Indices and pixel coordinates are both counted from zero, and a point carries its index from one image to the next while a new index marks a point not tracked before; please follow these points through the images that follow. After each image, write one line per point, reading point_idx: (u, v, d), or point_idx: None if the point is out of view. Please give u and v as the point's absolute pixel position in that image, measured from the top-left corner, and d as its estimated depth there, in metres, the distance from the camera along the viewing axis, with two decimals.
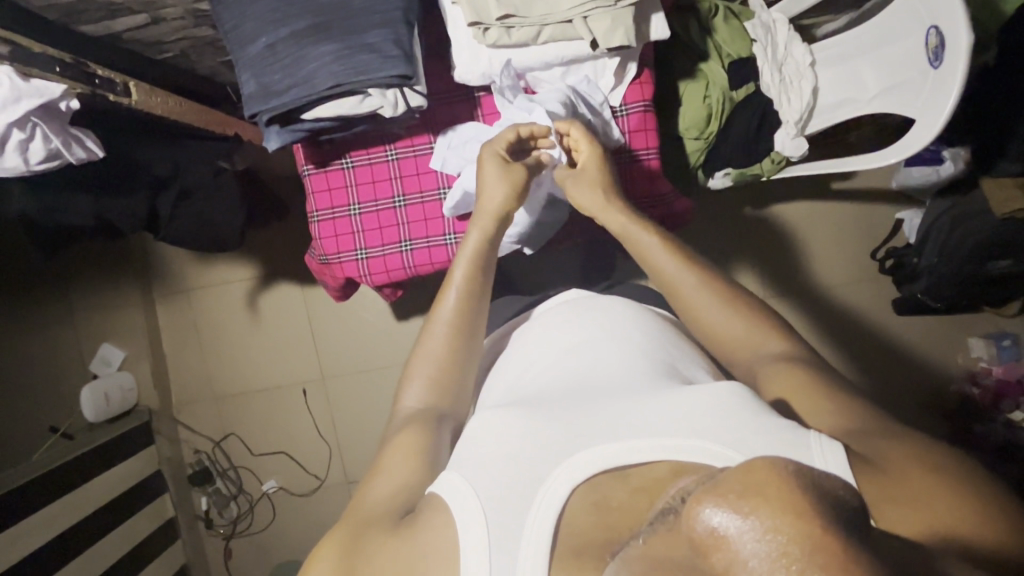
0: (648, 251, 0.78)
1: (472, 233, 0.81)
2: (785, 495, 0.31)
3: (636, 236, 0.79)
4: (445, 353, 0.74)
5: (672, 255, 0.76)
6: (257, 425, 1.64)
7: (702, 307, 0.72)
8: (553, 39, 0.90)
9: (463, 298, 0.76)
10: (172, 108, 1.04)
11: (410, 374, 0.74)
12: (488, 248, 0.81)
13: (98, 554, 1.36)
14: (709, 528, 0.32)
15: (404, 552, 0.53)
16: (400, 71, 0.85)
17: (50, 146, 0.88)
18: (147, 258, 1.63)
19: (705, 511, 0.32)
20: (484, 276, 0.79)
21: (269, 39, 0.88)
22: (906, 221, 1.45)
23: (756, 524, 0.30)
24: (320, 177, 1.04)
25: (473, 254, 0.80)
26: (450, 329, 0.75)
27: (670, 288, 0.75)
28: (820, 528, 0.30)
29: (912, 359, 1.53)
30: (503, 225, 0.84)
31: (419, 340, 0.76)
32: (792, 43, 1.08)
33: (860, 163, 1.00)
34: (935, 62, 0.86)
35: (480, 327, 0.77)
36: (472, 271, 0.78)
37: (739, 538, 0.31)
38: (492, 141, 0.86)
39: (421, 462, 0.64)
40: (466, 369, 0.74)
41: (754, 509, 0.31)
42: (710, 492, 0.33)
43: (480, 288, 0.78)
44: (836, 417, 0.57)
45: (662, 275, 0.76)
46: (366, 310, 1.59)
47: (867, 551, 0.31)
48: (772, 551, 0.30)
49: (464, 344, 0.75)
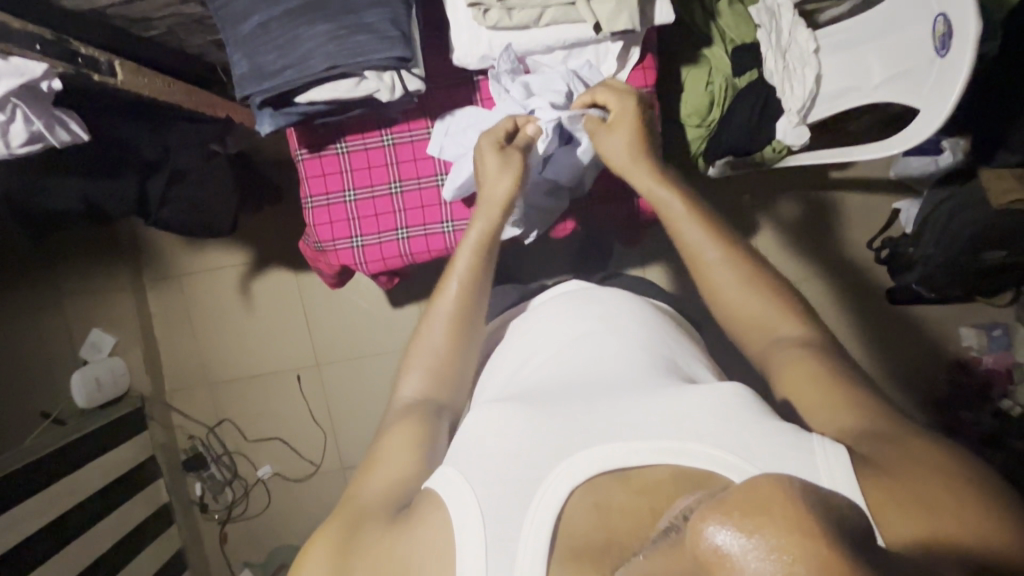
0: (675, 217, 0.75)
1: (477, 221, 0.79)
2: (790, 512, 0.30)
3: (664, 201, 0.76)
4: (443, 342, 0.72)
5: (697, 222, 0.74)
6: (251, 411, 1.63)
7: (723, 284, 0.71)
8: (556, 21, 0.87)
9: (464, 289, 0.75)
10: (160, 89, 1.02)
11: (408, 364, 0.72)
12: (493, 240, 0.79)
13: (91, 541, 1.35)
14: (714, 547, 0.30)
15: (402, 547, 0.52)
16: (398, 52, 0.83)
17: (33, 128, 0.85)
18: (136, 243, 1.60)
19: (708, 529, 0.31)
20: (487, 266, 0.78)
21: (262, 18, 0.86)
22: (902, 211, 1.44)
23: (760, 544, 0.30)
24: (314, 161, 1.02)
25: (477, 242, 0.78)
26: (450, 320, 0.74)
27: (693, 258, 0.73)
28: (827, 546, 0.29)
29: (907, 349, 1.52)
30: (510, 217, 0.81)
31: (416, 331, 0.74)
32: (796, 27, 1.02)
33: (863, 152, 0.98)
34: (942, 51, 0.84)
35: (481, 319, 0.76)
36: (475, 259, 0.77)
37: (743, 556, 0.30)
38: (491, 130, 0.84)
39: (417, 453, 0.62)
40: (467, 362, 0.73)
41: (759, 528, 0.30)
42: (714, 509, 0.32)
43: (481, 280, 0.76)
44: (842, 416, 0.56)
45: (687, 245, 0.74)
46: (360, 296, 1.57)
47: (872, 568, 0.30)
48: (777, 570, 0.29)
49: (465, 335, 0.74)
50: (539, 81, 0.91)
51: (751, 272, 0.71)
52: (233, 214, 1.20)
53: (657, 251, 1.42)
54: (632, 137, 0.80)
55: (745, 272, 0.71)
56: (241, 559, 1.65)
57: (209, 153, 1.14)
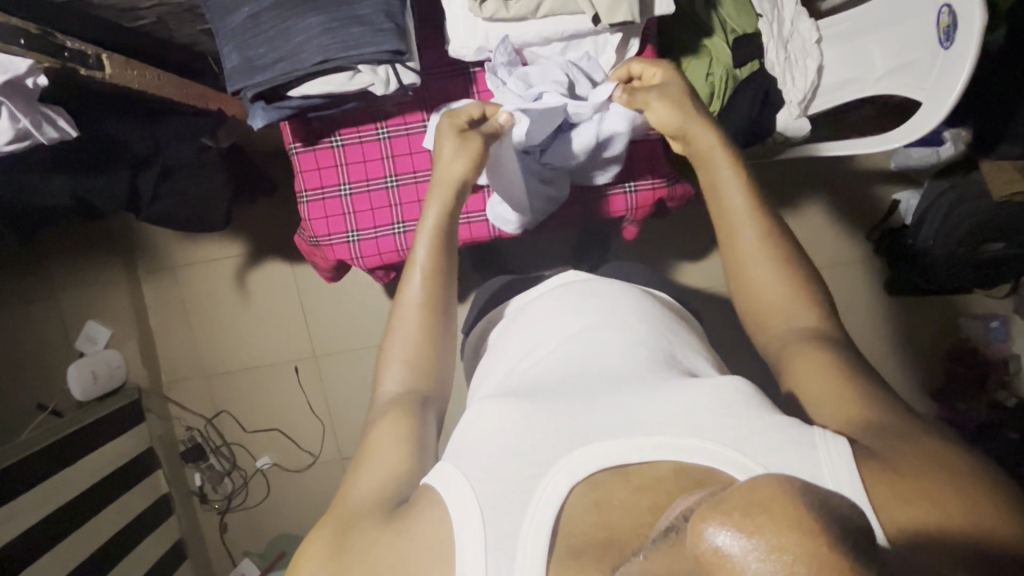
0: (721, 186, 0.74)
1: (430, 209, 0.78)
2: (790, 512, 0.30)
3: (714, 168, 0.75)
4: (420, 334, 0.72)
5: (743, 190, 0.73)
6: (248, 402, 1.63)
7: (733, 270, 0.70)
8: (554, 12, 0.86)
9: (431, 277, 0.74)
10: (151, 82, 1.00)
11: (388, 357, 0.71)
12: (448, 222, 0.78)
13: (91, 531, 1.36)
14: (715, 547, 0.30)
15: (399, 546, 0.52)
16: (393, 46, 0.81)
17: (18, 125, 0.84)
18: (130, 235, 1.59)
19: (709, 530, 0.31)
20: (449, 252, 0.77)
21: (253, 10, 0.84)
22: (901, 202, 1.40)
23: (759, 544, 0.29)
24: (309, 155, 1.00)
25: (433, 229, 0.77)
26: (422, 312, 0.73)
27: (727, 234, 0.72)
28: (825, 548, 0.29)
29: (907, 340, 1.52)
30: (462, 196, 0.81)
31: (390, 324, 0.73)
32: (798, 18, 1.05)
33: (869, 145, 0.96)
34: (945, 43, 0.83)
35: (452, 308, 0.75)
36: (436, 246, 0.76)
37: (744, 557, 0.29)
38: (454, 114, 0.82)
39: (406, 448, 0.62)
40: (446, 353, 0.73)
41: (759, 528, 0.29)
42: (714, 509, 0.31)
43: (443, 268, 0.75)
44: (845, 410, 0.55)
45: (726, 210, 0.73)
46: (357, 288, 1.56)
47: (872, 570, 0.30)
48: (777, 570, 0.29)
49: (442, 325, 0.73)
50: (536, 72, 0.88)
51: (756, 260, 0.70)
52: (228, 207, 1.19)
53: (655, 243, 1.41)
54: (679, 96, 0.78)
55: (751, 265, 0.70)
56: (241, 549, 1.65)
57: (202, 146, 1.13)
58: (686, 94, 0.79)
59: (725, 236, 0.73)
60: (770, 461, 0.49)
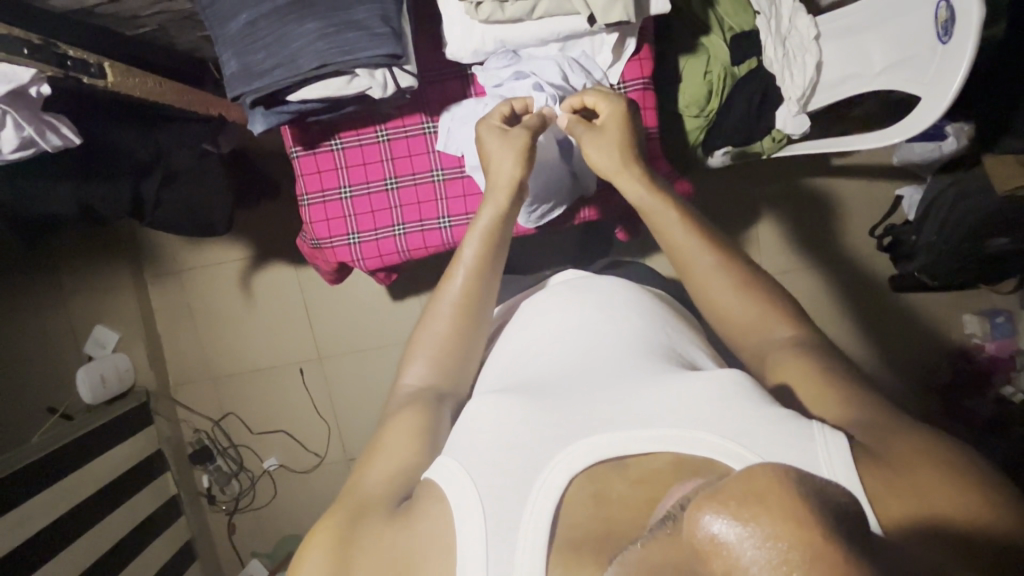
0: (667, 227, 0.73)
1: (487, 210, 0.77)
2: (784, 500, 0.30)
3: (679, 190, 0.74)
4: (448, 332, 0.72)
5: (693, 226, 0.72)
6: (257, 403, 1.64)
7: (732, 271, 0.70)
8: (549, 13, 0.86)
9: (472, 280, 0.74)
10: (152, 88, 1.02)
11: (412, 353, 0.72)
12: (504, 226, 0.77)
13: (103, 532, 1.37)
14: (710, 535, 0.30)
15: (399, 542, 0.53)
16: (389, 49, 0.82)
17: (23, 134, 0.87)
18: (136, 240, 1.61)
19: (704, 518, 0.31)
20: (495, 257, 0.76)
21: (250, 15, 0.85)
22: (904, 198, 1.39)
23: (755, 532, 0.29)
24: (309, 159, 1.01)
25: (485, 233, 0.76)
26: (455, 312, 0.72)
27: (710, 255, 0.71)
28: (818, 534, 0.29)
29: (914, 333, 1.51)
30: (520, 198, 0.79)
31: (422, 320, 0.74)
32: (796, 15, 1.04)
33: (871, 141, 0.95)
34: (944, 37, 0.82)
35: (486, 314, 0.74)
36: (482, 249, 0.75)
37: (739, 544, 0.29)
38: (488, 116, 0.83)
39: (419, 445, 0.62)
40: (472, 353, 0.73)
41: (755, 516, 0.30)
42: (710, 498, 0.32)
43: (488, 271, 0.75)
44: (841, 409, 0.56)
45: (687, 227, 0.72)
46: (361, 290, 1.57)
47: (863, 556, 0.30)
48: (772, 558, 0.29)
49: (470, 327, 0.73)
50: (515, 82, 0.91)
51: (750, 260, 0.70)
52: (230, 212, 1.20)
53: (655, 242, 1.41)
54: (620, 139, 0.78)
55: (737, 266, 0.69)
56: (249, 550, 1.66)
57: (204, 153, 1.14)
58: (615, 138, 0.78)
59: (714, 242, 0.72)
60: (767, 454, 0.49)
